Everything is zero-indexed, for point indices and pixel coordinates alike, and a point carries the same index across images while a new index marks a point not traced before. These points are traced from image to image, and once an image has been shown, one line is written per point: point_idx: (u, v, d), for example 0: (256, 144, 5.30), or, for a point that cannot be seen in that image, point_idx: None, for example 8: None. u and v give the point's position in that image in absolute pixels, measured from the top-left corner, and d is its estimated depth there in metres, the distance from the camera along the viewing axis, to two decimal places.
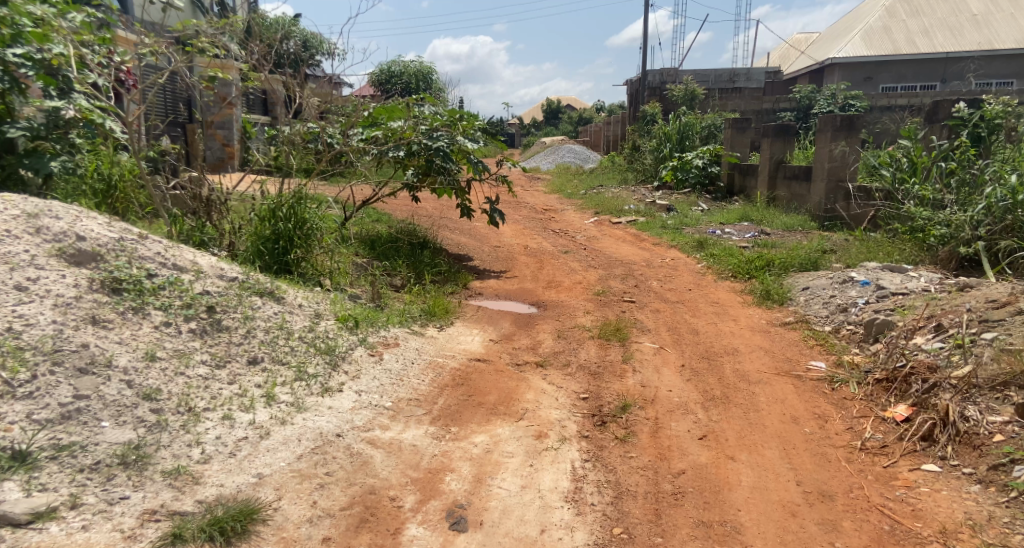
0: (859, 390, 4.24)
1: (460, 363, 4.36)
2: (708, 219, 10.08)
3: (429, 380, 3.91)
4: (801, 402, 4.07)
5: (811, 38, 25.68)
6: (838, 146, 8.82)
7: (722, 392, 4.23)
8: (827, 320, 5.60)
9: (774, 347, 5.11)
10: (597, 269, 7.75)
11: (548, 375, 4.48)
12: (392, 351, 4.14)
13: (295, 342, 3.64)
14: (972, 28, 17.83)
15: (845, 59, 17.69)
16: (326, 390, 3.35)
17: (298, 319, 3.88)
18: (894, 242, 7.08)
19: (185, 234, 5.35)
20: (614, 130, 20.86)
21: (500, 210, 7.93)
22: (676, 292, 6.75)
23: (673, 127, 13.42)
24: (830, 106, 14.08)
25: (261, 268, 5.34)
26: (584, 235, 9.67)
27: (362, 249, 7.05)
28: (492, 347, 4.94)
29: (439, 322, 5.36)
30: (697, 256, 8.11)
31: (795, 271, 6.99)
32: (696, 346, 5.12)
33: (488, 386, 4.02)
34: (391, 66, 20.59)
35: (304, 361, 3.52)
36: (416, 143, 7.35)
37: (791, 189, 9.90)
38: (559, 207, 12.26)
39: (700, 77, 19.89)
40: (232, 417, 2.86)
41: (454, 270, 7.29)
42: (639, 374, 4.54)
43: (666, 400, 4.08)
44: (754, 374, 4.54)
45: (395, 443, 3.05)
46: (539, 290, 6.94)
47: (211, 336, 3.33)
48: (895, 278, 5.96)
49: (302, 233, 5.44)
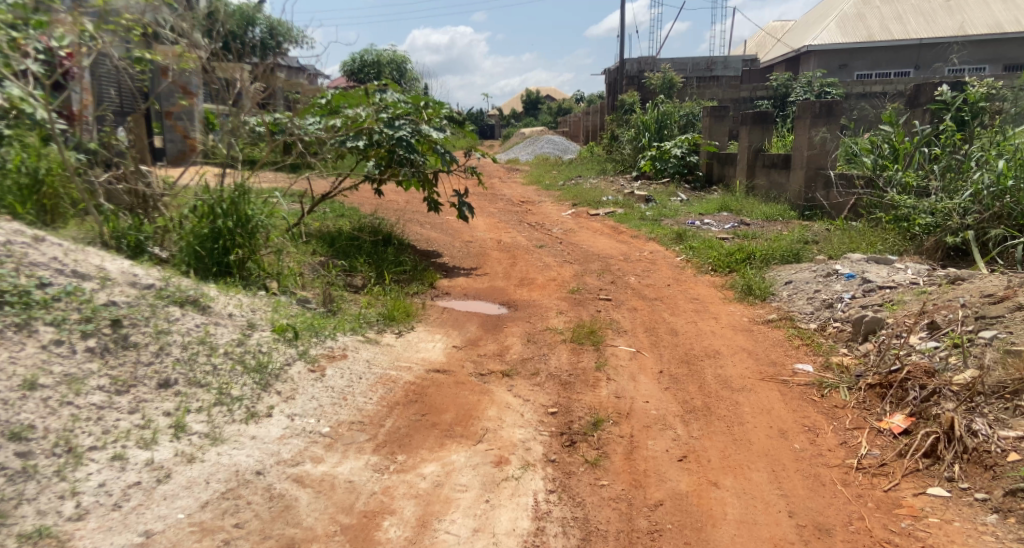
0: (851, 397, 3.88)
1: (415, 377, 3.97)
2: (687, 209, 9.73)
3: (377, 398, 3.53)
4: (789, 413, 3.71)
5: (786, 26, 25.49)
6: (818, 133, 8.49)
7: (703, 402, 3.88)
8: (812, 317, 5.25)
9: (757, 348, 4.76)
10: (572, 264, 7.37)
11: (514, 386, 4.10)
12: (336, 365, 3.74)
13: (219, 359, 3.24)
14: (944, 13, 17.63)
15: (819, 47, 17.39)
16: (251, 416, 2.96)
17: (226, 332, 3.47)
18: (878, 232, 6.81)
19: (120, 234, 4.91)
20: (593, 120, 20.54)
21: (469, 203, 7.51)
22: (654, 288, 6.38)
23: (651, 115, 13.08)
24: (807, 93, 13.77)
25: (200, 273, 4.89)
26: (561, 228, 9.29)
27: (320, 246, 6.64)
28: (454, 355, 4.57)
29: (398, 328, 4.98)
30: (676, 248, 7.77)
31: (777, 264, 6.67)
32: (675, 349, 4.76)
33: (444, 403, 3.65)
34: (365, 55, 20.10)
35: (229, 381, 3.12)
36: (377, 133, 6.90)
37: (770, 177, 9.59)
38: (535, 199, 11.87)
39: (678, 65, 19.51)
40: (124, 457, 2.46)
41: (420, 267, 6.87)
42: (614, 383, 4.16)
43: (643, 413, 3.72)
44: (737, 381, 4.18)
45: (328, 480, 2.67)
46: (511, 288, 6.54)
47: (114, 355, 2.91)
48: (881, 270, 5.64)
49: (244, 232, 5.05)
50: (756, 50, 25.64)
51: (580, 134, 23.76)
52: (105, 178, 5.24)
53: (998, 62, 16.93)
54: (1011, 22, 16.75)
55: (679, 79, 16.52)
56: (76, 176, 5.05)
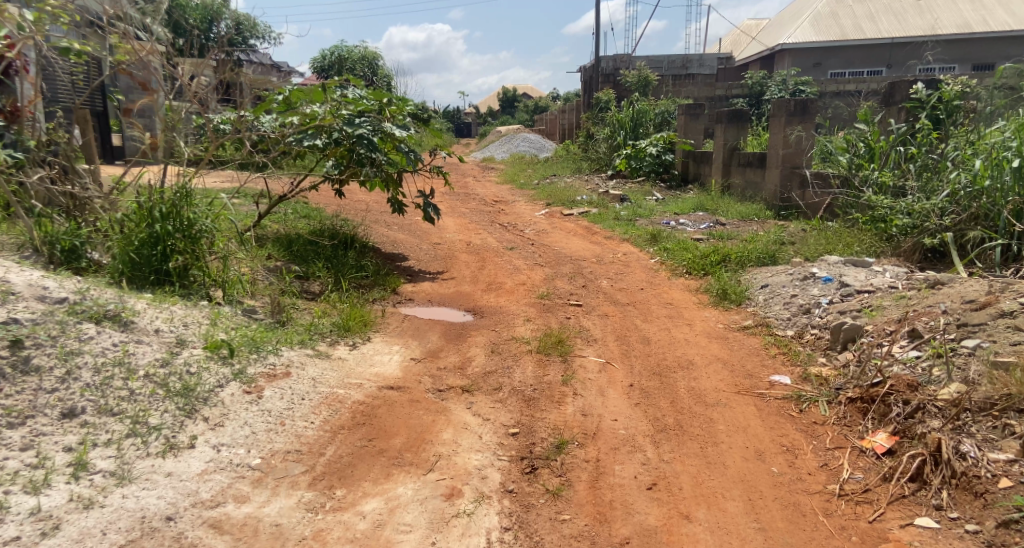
0: (830, 412, 3.64)
1: (365, 395, 3.67)
2: (662, 209, 9.49)
3: (320, 422, 3.25)
4: (766, 431, 3.47)
5: (761, 25, 25.43)
6: (793, 131, 8.30)
7: (675, 419, 3.62)
8: (789, 323, 5.01)
9: (733, 358, 4.51)
10: (543, 267, 7.09)
11: (474, 404, 3.80)
12: (276, 386, 3.45)
13: (137, 383, 2.97)
14: (915, 12, 17.66)
15: (793, 45, 17.31)
16: (169, 449, 2.72)
17: (148, 350, 3.19)
18: (854, 233, 6.61)
19: (52, 238, 4.62)
20: (569, 119, 20.31)
21: (435, 204, 7.18)
22: (627, 292, 6.13)
23: (626, 114, 12.86)
24: (781, 91, 13.64)
25: (136, 281, 4.62)
26: (534, 229, 9.00)
27: (276, 250, 6.34)
28: (411, 368, 4.27)
29: (354, 339, 4.68)
30: (650, 250, 7.53)
31: (752, 267, 6.42)
32: (647, 360, 4.49)
33: (395, 426, 3.37)
34: (335, 51, 19.63)
35: (147, 409, 2.87)
36: (337, 130, 6.56)
37: (745, 176, 9.40)
38: (509, 198, 11.58)
39: (653, 63, 19.27)
40: (5, 505, 2.25)
41: (383, 271, 6.55)
42: (581, 399, 3.89)
43: (610, 433, 3.45)
44: (711, 395, 3.93)
45: (251, 524, 2.45)
46: (478, 293, 6.25)
47: (11, 383, 2.69)
48: (859, 273, 5.43)
49: (187, 237, 4.82)
50: (731, 49, 25.52)
51: (556, 132, 23.50)
52: (40, 176, 4.93)
53: (966, 62, 16.98)
54: (979, 22, 16.79)
55: (654, 77, 16.33)
56: (7, 177, 4.80)
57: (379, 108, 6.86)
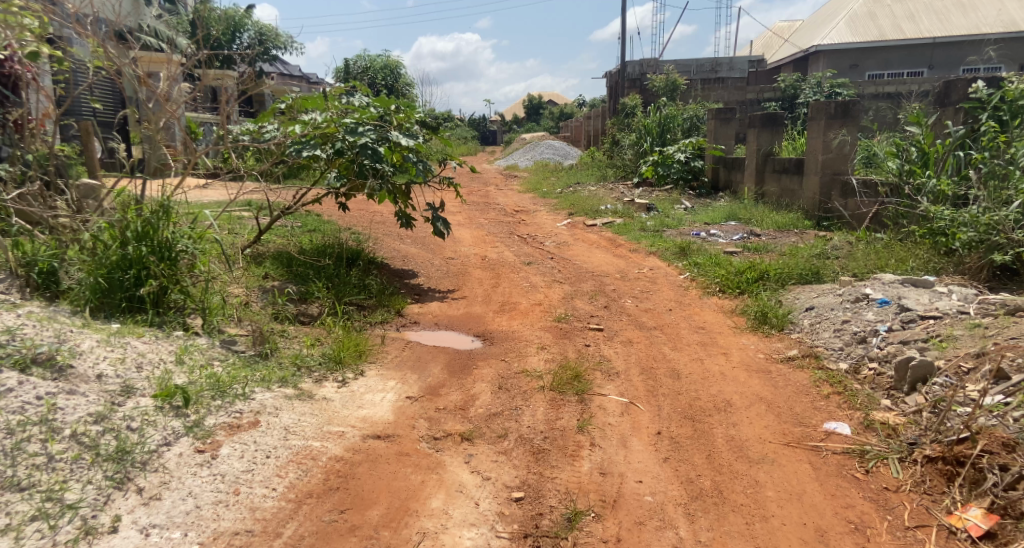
0: (904, 474, 3.00)
1: (346, 447, 3.13)
2: (691, 219, 8.87)
3: (283, 488, 2.76)
4: (826, 500, 2.87)
5: (795, 27, 24.63)
6: (834, 136, 7.63)
7: (713, 481, 3.01)
8: (843, 354, 4.32)
9: (778, 398, 3.85)
10: (562, 284, 6.51)
11: (474, 457, 3.22)
12: (236, 439, 2.97)
13: (59, 447, 2.56)
14: (959, 11, 16.71)
15: (828, 46, 16.52)
16: (82, 535, 2.32)
17: (81, 404, 2.77)
18: (908, 245, 5.86)
19: (29, 259, 4.21)
20: (594, 125, 19.78)
21: (445, 217, 6.59)
22: (654, 313, 5.52)
23: (653, 119, 12.24)
24: (817, 94, 12.95)
25: (107, 309, 4.17)
26: (554, 241, 8.41)
27: (274, 268, 5.86)
28: (405, 408, 3.72)
29: (345, 373, 4.15)
30: (679, 264, 6.91)
31: (793, 285, 5.76)
32: (676, 400, 3.86)
33: (375, 490, 2.84)
34: (357, 62, 19.31)
35: (65, 481, 2.46)
36: (340, 140, 6.04)
37: (781, 184, 8.74)
38: (531, 208, 11.01)
39: (682, 67, 18.63)
40: None
41: (388, 290, 5.99)
42: (599, 451, 3.30)
43: (635, 502, 2.89)
44: (754, 447, 3.30)
45: None
46: (490, 316, 5.67)
47: None
48: (922, 295, 4.70)
49: (160, 258, 4.33)
50: (763, 52, 24.74)
51: (582, 139, 22.91)
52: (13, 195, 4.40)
53: (1015, 63, 15.94)
54: None
55: (683, 81, 15.70)
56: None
57: (385, 115, 6.27)
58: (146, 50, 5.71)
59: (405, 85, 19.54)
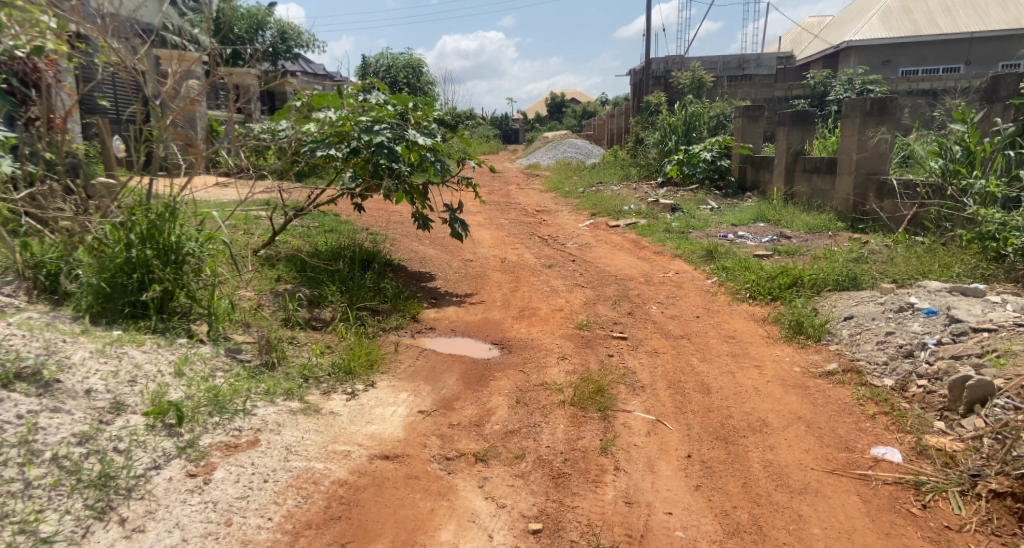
0: (967, 511, 2.75)
1: (350, 468, 2.91)
2: (718, 220, 8.54)
3: (279, 517, 2.55)
4: (878, 540, 2.62)
5: (824, 23, 24.06)
6: (872, 134, 7.24)
7: (751, 515, 2.76)
8: (887, 370, 3.99)
9: (819, 419, 3.55)
10: (584, 288, 6.24)
11: (488, 481, 2.98)
12: (232, 461, 2.76)
13: (37, 472, 2.36)
14: (998, 6, 16.15)
15: (860, 42, 16.01)
16: None
17: (66, 423, 2.57)
18: (953, 250, 5.51)
19: (36, 261, 4.04)
20: (617, 123, 19.45)
21: (463, 218, 6.33)
22: (681, 321, 5.23)
23: (678, 117, 11.90)
24: (848, 91, 12.57)
25: (110, 315, 3.96)
26: (576, 243, 8.13)
27: (287, 271, 5.67)
28: (415, 424, 3.48)
29: (353, 384, 3.93)
30: (707, 268, 6.60)
31: (829, 291, 5.42)
32: (708, 418, 3.58)
33: (380, 520, 2.62)
34: (379, 60, 19.15)
35: (41, 511, 2.26)
36: (354, 138, 5.81)
37: (812, 184, 8.37)
38: (553, 208, 10.73)
39: (709, 64, 18.21)
40: None
41: (404, 294, 5.77)
42: (624, 476, 3.04)
43: (665, 537, 2.65)
44: (794, 474, 3.02)
45: None
46: (508, 322, 5.42)
47: None
48: (973, 306, 4.35)
49: (165, 262, 4.11)
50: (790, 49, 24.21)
51: (604, 138, 22.59)
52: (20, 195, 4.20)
53: None
54: None
55: (709, 78, 15.33)
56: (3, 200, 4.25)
57: (402, 113, 6.03)
58: (161, 47, 5.52)
59: (426, 83, 19.33)
